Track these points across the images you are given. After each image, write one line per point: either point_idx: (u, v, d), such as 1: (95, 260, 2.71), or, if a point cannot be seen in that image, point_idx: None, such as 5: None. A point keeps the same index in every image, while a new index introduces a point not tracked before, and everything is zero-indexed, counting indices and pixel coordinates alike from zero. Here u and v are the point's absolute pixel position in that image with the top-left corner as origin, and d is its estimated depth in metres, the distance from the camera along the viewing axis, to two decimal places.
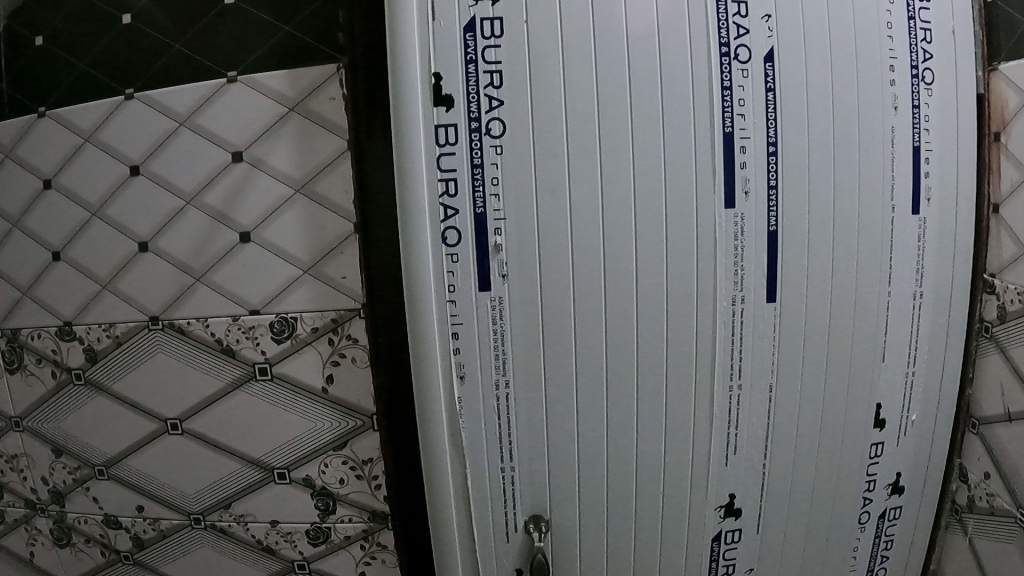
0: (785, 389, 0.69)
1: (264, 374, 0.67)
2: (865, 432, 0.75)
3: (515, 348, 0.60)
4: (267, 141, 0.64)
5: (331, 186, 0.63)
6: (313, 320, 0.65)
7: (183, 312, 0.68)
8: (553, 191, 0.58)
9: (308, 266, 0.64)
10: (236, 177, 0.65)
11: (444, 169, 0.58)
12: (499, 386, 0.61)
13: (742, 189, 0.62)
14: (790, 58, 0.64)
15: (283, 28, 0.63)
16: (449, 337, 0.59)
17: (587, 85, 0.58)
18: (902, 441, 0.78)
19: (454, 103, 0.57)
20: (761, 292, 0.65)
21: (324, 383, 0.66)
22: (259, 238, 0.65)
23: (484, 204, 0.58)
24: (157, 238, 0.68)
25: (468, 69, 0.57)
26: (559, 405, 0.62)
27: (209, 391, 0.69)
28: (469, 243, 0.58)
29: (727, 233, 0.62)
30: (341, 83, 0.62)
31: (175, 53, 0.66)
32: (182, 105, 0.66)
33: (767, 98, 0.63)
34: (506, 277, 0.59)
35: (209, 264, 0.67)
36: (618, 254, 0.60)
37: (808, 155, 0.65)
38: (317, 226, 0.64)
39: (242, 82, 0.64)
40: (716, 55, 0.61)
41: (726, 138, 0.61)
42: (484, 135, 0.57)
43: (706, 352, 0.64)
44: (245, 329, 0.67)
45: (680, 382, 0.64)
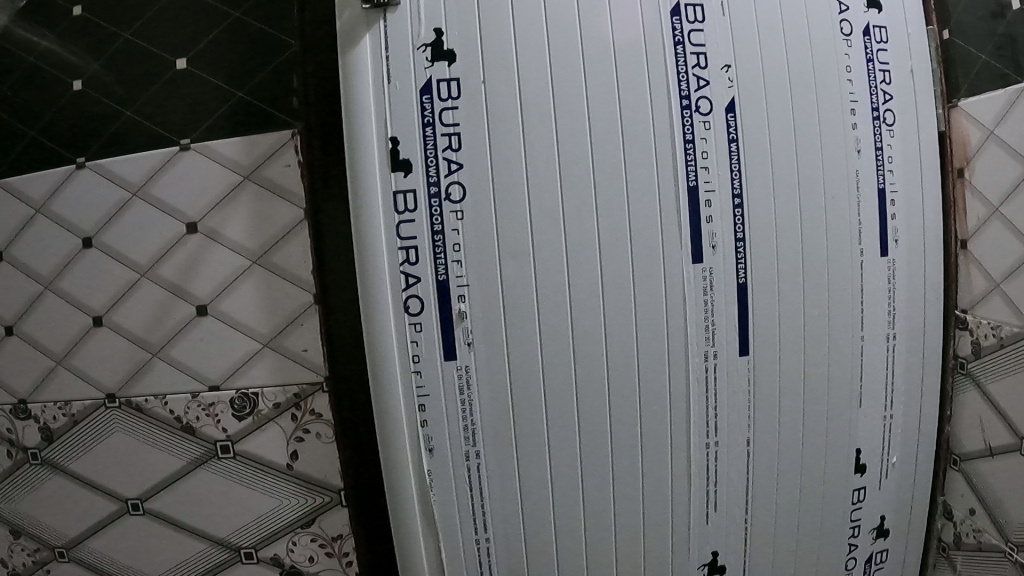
0: (762, 439, 0.68)
1: (226, 452, 0.64)
2: (846, 478, 0.73)
3: (485, 418, 0.58)
4: (222, 211, 0.61)
5: (288, 255, 0.61)
6: (275, 394, 0.63)
7: (141, 389, 0.66)
8: (517, 256, 0.56)
9: (268, 338, 0.62)
10: (191, 249, 0.62)
11: (404, 237, 0.55)
12: (469, 458, 0.58)
13: (708, 242, 0.61)
14: (752, 107, 0.63)
15: (237, 93, 0.60)
16: (416, 409, 0.57)
17: (547, 145, 0.56)
18: (885, 484, 0.77)
19: (413, 168, 0.55)
20: (733, 345, 0.64)
21: (288, 460, 0.63)
22: (216, 311, 0.62)
23: (446, 271, 0.55)
24: (111, 312, 0.65)
25: (426, 132, 0.55)
26: (531, 473, 0.60)
27: (170, 470, 0.66)
28: (433, 311, 0.55)
29: (696, 287, 0.61)
30: (296, 150, 0.60)
31: (127, 121, 0.63)
32: (136, 175, 0.63)
33: (730, 149, 0.62)
34: (472, 345, 0.56)
35: (166, 339, 0.64)
36: (585, 317, 0.58)
37: (773, 204, 0.64)
38: (275, 297, 0.61)
39: (195, 150, 0.61)
40: (677, 107, 0.60)
41: (690, 192, 0.60)
42: (444, 199, 0.55)
43: (682, 408, 0.63)
44: (205, 406, 0.64)
45: (656, 440, 0.63)
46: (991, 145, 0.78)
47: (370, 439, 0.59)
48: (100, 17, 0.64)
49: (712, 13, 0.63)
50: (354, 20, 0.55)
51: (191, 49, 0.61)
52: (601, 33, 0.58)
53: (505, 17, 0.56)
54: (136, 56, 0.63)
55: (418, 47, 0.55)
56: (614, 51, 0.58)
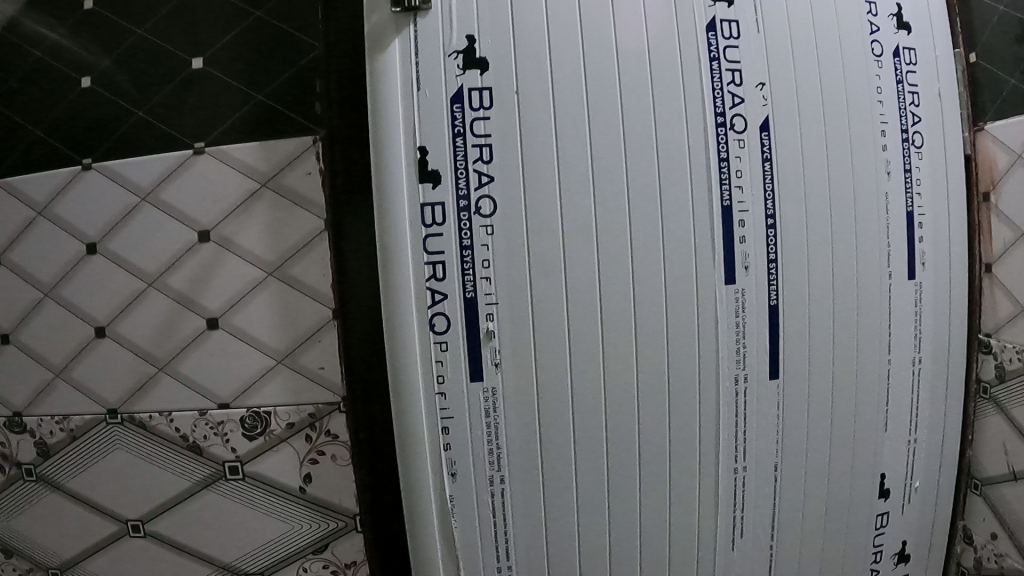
0: (789, 464, 0.65)
1: (235, 473, 0.61)
2: (870, 503, 0.71)
3: (510, 443, 0.55)
4: (236, 220, 0.58)
5: (306, 269, 0.58)
6: (288, 414, 0.59)
7: (146, 406, 0.62)
8: (548, 274, 0.53)
9: (282, 355, 0.59)
10: (203, 258, 0.59)
11: (431, 251, 0.52)
12: (494, 483, 0.56)
13: (740, 263, 0.59)
14: (786, 126, 0.62)
15: (257, 95, 0.58)
16: (439, 432, 0.54)
17: (581, 160, 0.54)
18: (908, 508, 0.75)
19: (441, 180, 0.52)
20: (764, 370, 0.62)
21: (301, 483, 0.60)
22: (228, 325, 0.59)
23: (474, 288, 0.53)
24: (115, 324, 0.62)
25: (456, 142, 0.52)
26: (557, 499, 0.57)
27: (175, 489, 0.63)
28: (459, 329, 0.53)
29: (728, 310, 0.59)
30: (318, 157, 0.57)
31: (140, 121, 0.61)
32: (145, 179, 0.60)
33: (764, 168, 0.60)
34: (500, 366, 0.54)
35: (174, 353, 0.61)
36: (616, 336, 0.56)
37: (806, 224, 0.62)
38: (290, 312, 0.58)
39: (210, 154, 0.59)
40: (712, 124, 0.58)
41: (724, 213, 0.58)
42: (474, 214, 0.53)
43: (711, 432, 0.61)
44: (213, 425, 0.61)
45: (685, 465, 0.60)
46: (1018, 169, 0.77)
47: (389, 461, 0.56)
48: (115, 13, 0.61)
49: (749, 30, 0.61)
50: (383, 24, 0.52)
51: (209, 48, 0.59)
52: (634, 43, 0.56)
53: (538, 24, 0.54)
54: (150, 54, 0.60)
55: (449, 54, 0.53)
56: (650, 64, 0.56)
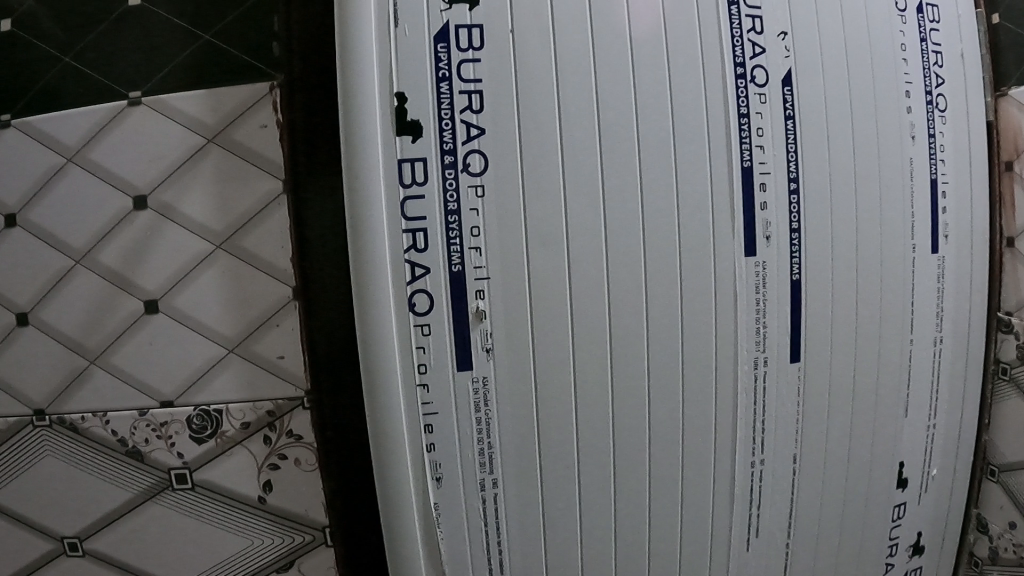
0: (809, 455, 0.58)
1: (183, 482, 0.52)
2: (887, 493, 0.64)
3: (504, 439, 0.47)
4: (180, 183, 0.50)
5: (261, 240, 0.49)
6: (242, 413, 0.51)
7: (76, 405, 0.53)
8: (547, 243, 0.46)
9: (235, 341, 0.50)
10: (140, 229, 0.50)
11: (410, 216, 0.44)
12: (485, 487, 0.48)
13: (762, 233, 0.51)
14: (810, 81, 0.54)
15: (204, 36, 0.49)
16: (421, 430, 0.46)
17: (585, 110, 0.46)
18: (924, 498, 0.68)
19: (423, 132, 0.44)
20: (784, 352, 0.54)
21: (261, 492, 0.52)
22: (170, 308, 0.50)
23: (462, 260, 0.45)
24: (39, 309, 0.52)
25: (440, 88, 0.44)
26: (557, 502, 0.49)
27: (115, 502, 0.54)
28: (444, 310, 0.45)
29: (748, 286, 0.51)
30: (275, 107, 0.49)
31: (67, 69, 0.51)
32: (71, 136, 0.51)
33: (787, 127, 0.53)
34: (492, 352, 0.46)
35: (107, 343, 0.52)
36: (625, 313, 0.48)
37: (830, 190, 0.54)
38: (244, 291, 0.50)
39: (147, 105, 0.50)
40: (732, 75, 0.50)
41: (744, 175, 0.50)
42: (461, 172, 0.44)
43: (733, 425, 0.53)
44: (155, 426, 0.52)
45: (700, 460, 0.53)
46: None
47: (363, 466, 0.48)
48: None
49: None
50: None
51: None
52: None
53: None
54: None
55: None
56: (661, 4, 0.49)
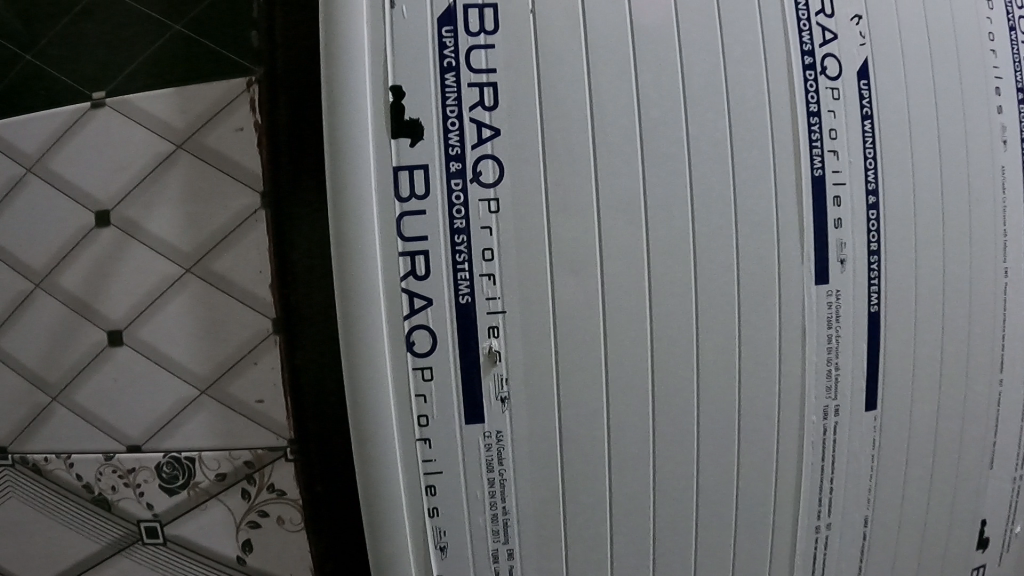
0: (881, 521, 0.46)
1: (154, 536, 0.45)
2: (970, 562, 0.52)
3: (522, 506, 0.39)
4: (145, 194, 0.42)
5: (237, 260, 0.41)
6: (218, 462, 0.43)
7: (35, 446, 0.47)
8: (577, 269, 0.37)
9: (206, 382, 0.42)
10: (101, 248, 0.43)
11: (408, 236, 0.36)
12: (499, 560, 0.39)
13: (836, 255, 0.41)
14: (891, 72, 0.43)
15: (175, 26, 0.41)
16: (422, 493, 0.38)
17: (623, 107, 0.38)
18: (1005, 562, 0.54)
19: (425, 134, 0.36)
20: (859, 398, 0.43)
21: (240, 552, 0.44)
22: (133, 340, 0.42)
23: (471, 290, 0.36)
24: None
25: (445, 80, 0.36)
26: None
27: (84, 553, 0.48)
28: (448, 349, 0.37)
29: (818, 322, 0.41)
30: (254, 105, 0.41)
31: (28, 67, 0.44)
32: (30, 144, 0.44)
33: (864, 127, 0.42)
34: (507, 402, 0.37)
35: (67, 379, 0.45)
36: (669, 354, 0.39)
37: (913, 206, 0.43)
38: (218, 321, 0.41)
39: (112, 107, 0.42)
40: (797, 64, 0.41)
41: (815, 186, 0.41)
42: (471, 181, 0.36)
43: (800, 491, 0.43)
44: (122, 473, 0.44)
45: (756, 531, 0.43)
46: None
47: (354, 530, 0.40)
48: None
49: None
50: None
51: None
52: None
53: None
54: None
55: None
56: None
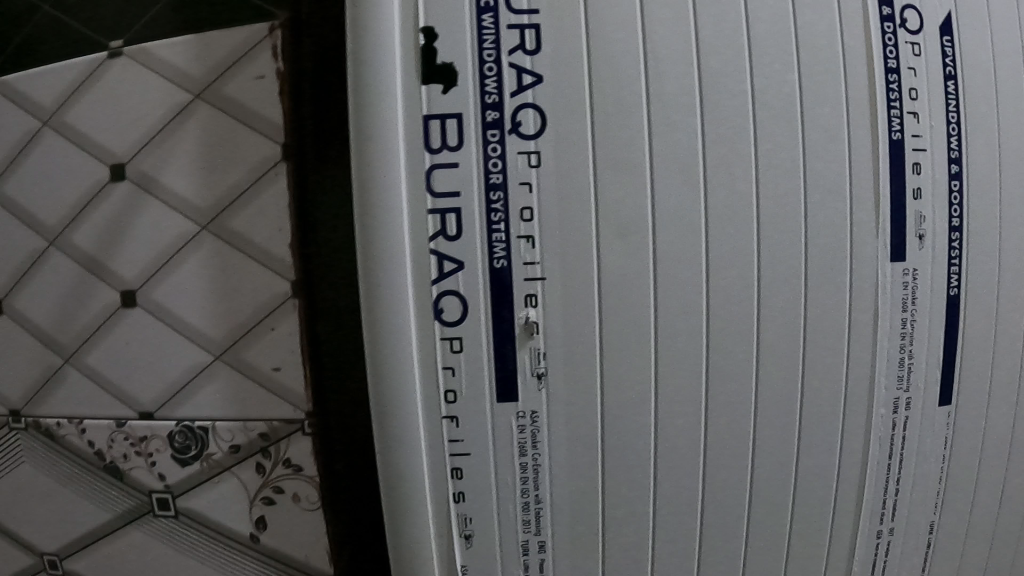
0: (947, 530, 0.41)
1: (166, 508, 0.43)
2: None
3: (555, 498, 0.34)
4: (159, 147, 0.38)
5: (255, 219, 0.37)
6: (231, 433, 0.39)
7: (49, 410, 0.45)
8: (625, 235, 0.32)
9: (222, 349, 0.39)
10: (115, 204, 0.40)
11: (438, 191, 0.31)
12: (530, 553, 0.34)
13: (914, 231, 0.35)
14: (976, 28, 0.38)
15: None
16: (447, 477, 0.33)
17: (677, 55, 0.33)
18: None
19: (459, 80, 0.31)
20: (931, 394, 0.38)
21: (253, 529, 0.41)
22: (148, 301, 0.39)
23: (507, 253, 0.31)
24: (10, 297, 0.44)
25: (483, 20, 0.31)
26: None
27: (93, 523, 0.47)
28: (479, 316, 0.32)
29: (892, 306, 0.36)
30: (276, 54, 0.36)
31: (46, 18, 0.42)
32: (46, 97, 0.42)
33: (947, 90, 0.36)
34: (544, 380, 0.32)
35: (80, 342, 0.43)
36: (724, 336, 0.34)
37: (1000, 180, 0.37)
38: (234, 284, 0.38)
39: (128, 56, 0.39)
40: (873, 13, 0.35)
41: (892, 152, 0.35)
42: (510, 132, 0.31)
43: (865, 497, 0.38)
44: (134, 441, 0.42)
45: (810, 539, 0.38)
46: None
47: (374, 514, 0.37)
48: None
49: None
50: None
51: None
52: None
53: None
54: None
55: None
56: None
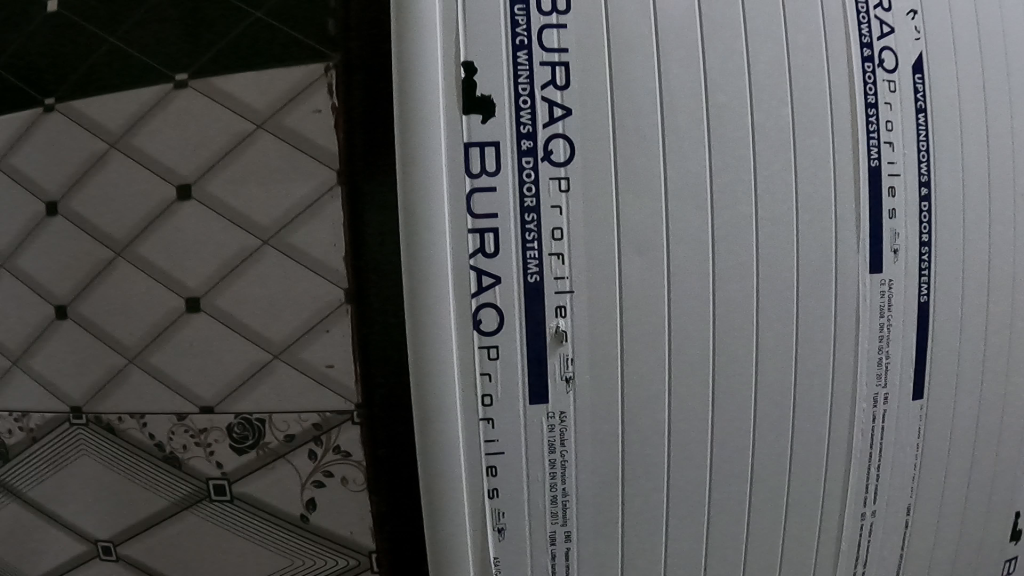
0: (925, 495, 0.51)
1: (221, 493, 0.48)
2: (999, 544, 0.56)
3: (580, 486, 0.44)
4: (223, 170, 0.43)
5: (309, 234, 0.42)
6: (287, 424, 0.45)
7: (112, 405, 0.50)
8: (643, 248, 0.42)
9: (279, 349, 0.44)
10: (180, 220, 0.45)
11: (478, 214, 0.41)
12: (557, 542, 0.44)
13: (889, 245, 0.45)
14: (942, 67, 0.47)
15: (255, 13, 0.43)
16: (484, 472, 0.43)
17: (692, 96, 0.42)
18: None
19: (496, 112, 0.41)
20: (907, 386, 0.47)
21: (303, 510, 0.46)
22: (211, 307, 0.44)
23: (538, 269, 0.41)
24: (78, 302, 0.49)
25: (517, 57, 0.41)
26: (640, 541, 0.45)
27: (150, 509, 0.51)
28: (515, 334, 0.42)
29: (872, 307, 0.45)
30: (331, 90, 0.41)
31: (111, 49, 0.47)
32: (116, 122, 0.47)
33: (918, 121, 0.46)
34: (570, 382, 0.42)
35: (143, 344, 0.47)
36: (731, 336, 0.43)
37: (964, 200, 0.48)
38: (290, 291, 0.43)
39: (194, 88, 0.44)
40: (856, 54, 0.45)
41: (869, 175, 0.45)
42: (542, 159, 0.41)
43: (841, 470, 0.47)
44: (194, 432, 0.47)
45: (805, 490, 0.47)
46: None
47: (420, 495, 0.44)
48: None
49: None
50: None
51: None
52: None
53: None
54: None
55: None
56: None
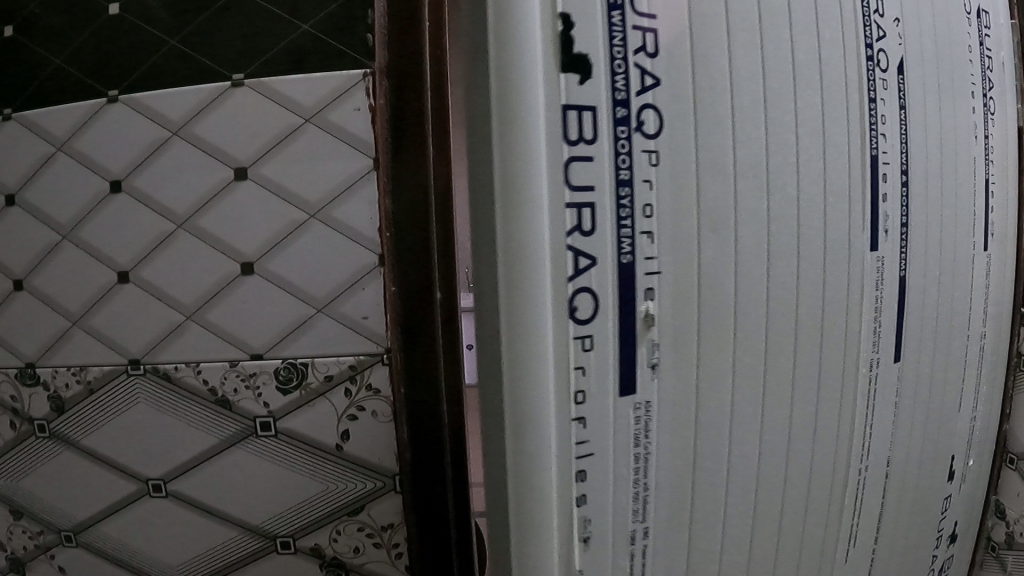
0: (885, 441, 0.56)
1: (266, 430, 0.57)
2: (940, 485, 0.64)
3: (657, 482, 0.47)
4: (277, 156, 0.54)
5: (353, 210, 0.53)
6: (327, 366, 0.55)
7: (169, 356, 0.59)
8: (718, 228, 0.44)
9: (322, 304, 0.55)
10: (237, 197, 0.54)
11: (575, 184, 0.42)
12: (635, 540, 0.48)
13: (883, 225, 0.50)
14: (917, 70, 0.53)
15: (303, 26, 0.53)
16: (573, 476, 0.45)
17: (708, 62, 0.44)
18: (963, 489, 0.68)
19: (594, 74, 0.42)
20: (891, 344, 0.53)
21: (337, 440, 0.56)
22: (263, 270, 0.54)
23: (633, 248, 0.43)
24: (141, 267, 0.58)
25: (612, 14, 0.42)
26: (705, 504, 0.49)
27: (199, 448, 0.59)
28: (605, 301, 0.43)
29: (871, 283, 0.50)
30: (369, 92, 0.53)
31: (173, 51, 0.56)
32: (177, 112, 0.56)
33: (900, 118, 0.52)
34: (656, 368, 0.45)
35: (201, 301, 0.56)
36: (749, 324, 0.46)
37: (926, 187, 0.54)
38: (332, 256, 0.54)
39: (250, 87, 0.54)
40: (860, 52, 0.49)
41: (872, 163, 0.49)
42: (636, 128, 0.42)
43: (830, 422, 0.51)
44: (245, 376, 0.57)
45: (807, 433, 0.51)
46: None
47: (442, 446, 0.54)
48: None
49: None
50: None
51: None
52: None
53: None
54: None
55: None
56: None
